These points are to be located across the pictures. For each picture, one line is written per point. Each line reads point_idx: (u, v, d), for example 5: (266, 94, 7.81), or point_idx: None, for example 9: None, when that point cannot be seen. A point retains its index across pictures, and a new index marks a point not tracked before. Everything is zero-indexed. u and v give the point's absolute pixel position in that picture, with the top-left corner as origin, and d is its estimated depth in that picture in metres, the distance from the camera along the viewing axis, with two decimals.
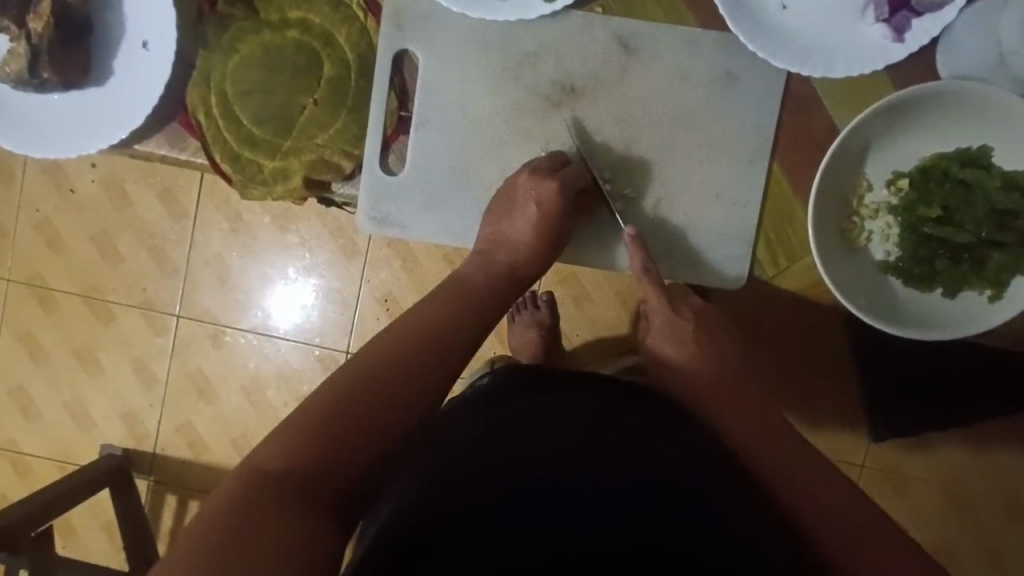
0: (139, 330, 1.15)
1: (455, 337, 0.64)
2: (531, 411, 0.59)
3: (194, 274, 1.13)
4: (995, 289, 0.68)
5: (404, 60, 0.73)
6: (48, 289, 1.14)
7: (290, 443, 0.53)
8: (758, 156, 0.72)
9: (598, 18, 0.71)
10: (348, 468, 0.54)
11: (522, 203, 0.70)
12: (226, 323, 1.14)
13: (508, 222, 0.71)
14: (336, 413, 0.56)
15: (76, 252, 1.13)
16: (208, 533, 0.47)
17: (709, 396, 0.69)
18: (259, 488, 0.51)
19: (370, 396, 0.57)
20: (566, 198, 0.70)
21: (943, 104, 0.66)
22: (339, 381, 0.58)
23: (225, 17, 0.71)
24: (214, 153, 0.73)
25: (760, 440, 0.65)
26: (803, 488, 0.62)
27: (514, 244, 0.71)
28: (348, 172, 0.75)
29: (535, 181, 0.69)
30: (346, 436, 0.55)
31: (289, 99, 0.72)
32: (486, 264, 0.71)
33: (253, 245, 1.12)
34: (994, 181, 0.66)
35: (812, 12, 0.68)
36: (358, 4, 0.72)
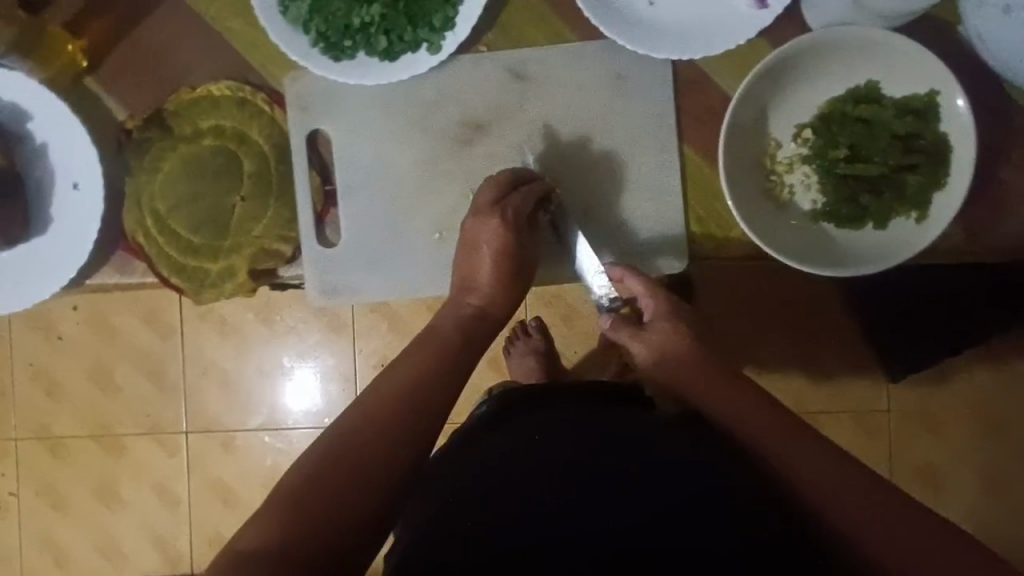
0: (153, 453, 1.16)
1: (438, 376, 0.61)
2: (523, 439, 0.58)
3: (193, 385, 1.15)
4: (920, 210, 0.69)
5: (318, 138, 0.77)
6: (58, 436, 1.16)
7: (280, 516, 0.49)
8: (667, 144, 0.75)
9: (485, 55, 0.75)
10: (342, 522, 0.50)
11: (473, 249, 0.70)
12: (235, 427, 1.15)
13: (471, 262, 0.70)
14: (330, 469, 0.52)
15: (77, 394, 1.15)
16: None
17: (682, 374, 0.63)
18: (249, 566, 0.46)
19: (363, 454, 0.53)
20: (519, 228, 0.70)
21: (819, 53, 0.69)
22: (340, 431, 0.55)
23: (142, 142, 0.75)
24: (161, 271, 0.75)
25: (743, 411, 0.57)
26: (806, 468, 0.52)
27: (478, 287, 0.69)
28: (289, 255, 0.77)
29: (479, 223, 0.69)
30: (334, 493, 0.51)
31: (217, 202, 0.75)
32: (451, 310, 0.68)
33: (245, 344, 1.14)
34: (887, 110, 0.69)
35: (677, 2, 0.72)
36: (261, 99, 0.75)
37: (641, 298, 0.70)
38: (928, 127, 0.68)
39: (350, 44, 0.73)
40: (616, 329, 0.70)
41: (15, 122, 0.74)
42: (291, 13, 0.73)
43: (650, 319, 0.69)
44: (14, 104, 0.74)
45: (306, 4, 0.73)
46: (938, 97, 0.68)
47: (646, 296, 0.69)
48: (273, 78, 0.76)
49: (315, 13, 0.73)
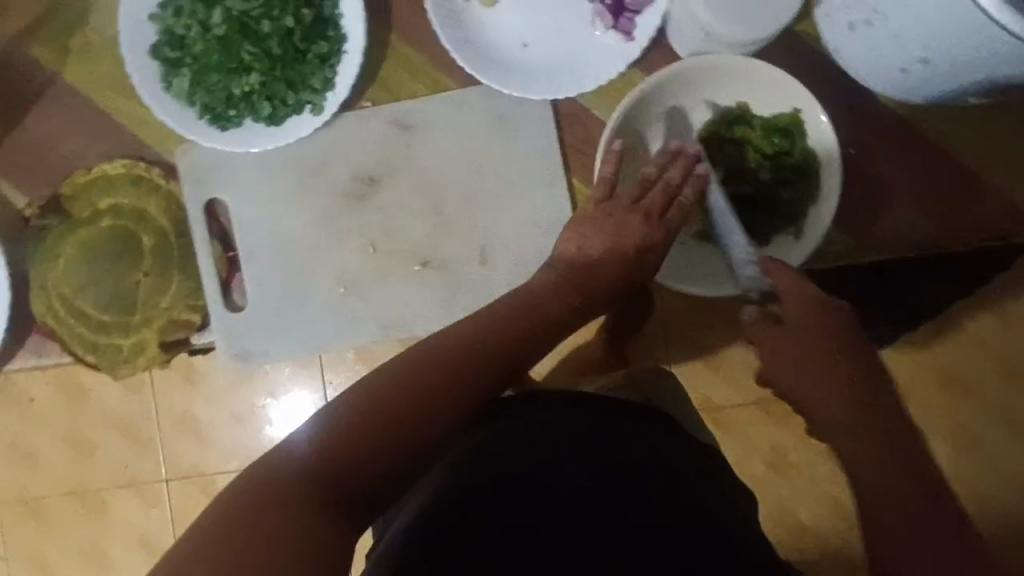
0: (135, 510, 0.94)
1: (527, 343, 0.54)
2: (558, 430, 0.55)
3: (167, 435, 0.94)
4: (796, 226, 0.71)
5: (216, 207, 0.78)
6: (37, 498, 0.94)
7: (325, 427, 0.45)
8: (555, 180, 0.77)
9: (368, 111, 0.77)
10: (349, 474, 0.44)
11: (600, 227, 0.61)
12: (215, 472, 0.96)
13: (584, 244, 0.61)
14: (374, 406, 0.46)
15: (44, 456, 0.93)
16: (189, 551, 0.37)
17: (780, 358, 0.56)
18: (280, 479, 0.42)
19: (379, 419, 0.45)
20: (655, 231, 0.62)
21: (685, 81, 0.71)
22: (403, 369, 0.48)
23: (41, 229, 0.76)
24: (76, 351, 0.77)
25: (814, 391, 0.54)
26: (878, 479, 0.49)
27: (585, 269, 0.60)
28: (200, 323, 0.78)
29: (609, 211, 0.62)
30: (344, 455, 0.44)
31: (123, 280, 0.76)
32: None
33: (204, 385, 0.93)
34: (756, 131, 0.71)
35: (548, 43, 0.75)
36: (155, 174, 0.77)
37: (781, 294, 0.57)
38: (795, 144, 0.70)
39: (235, 113, 0.75)
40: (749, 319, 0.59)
41: None
42: (174, 87, 0.74)
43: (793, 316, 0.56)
44: None
45: (188, 77, 0.74)
46: (801, 115, 0.70)
47: (786, 294, 0.57)
48: (167, 152, 0.78)
49: (198, 86, 0.74)
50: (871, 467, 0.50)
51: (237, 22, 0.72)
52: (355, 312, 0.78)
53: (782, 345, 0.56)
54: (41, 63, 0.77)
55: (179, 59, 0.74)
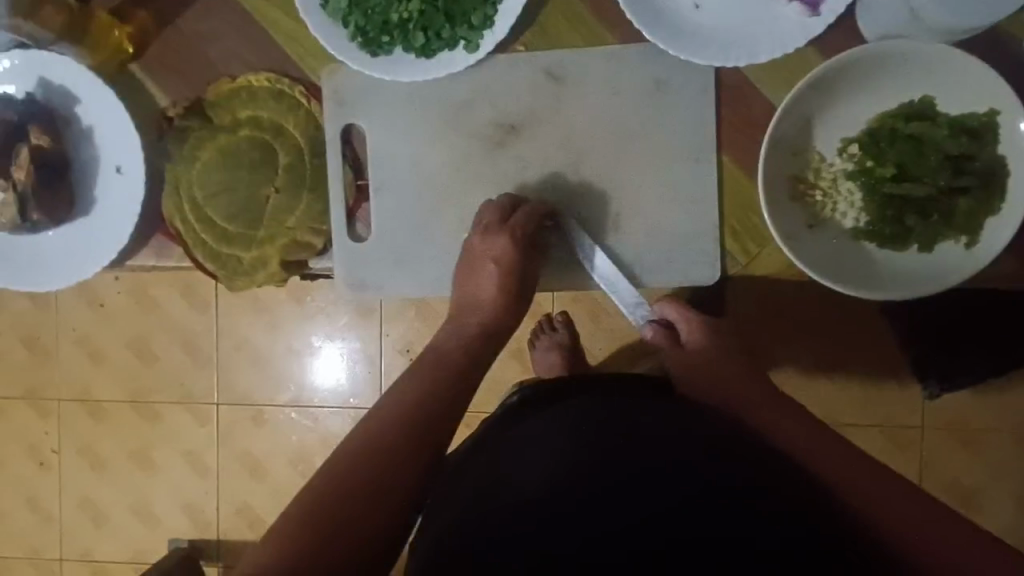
0: (186, 423, 1.11)
1: (444, 385, 0.66)
2: (583, 429, 0.55)
3: (226, 360, 1.10)
4: (969, 235, 0.66)
5: (353, 133, 0.77)
6: (96, 401, 1.12)
7: (355, 470, 0.58)
8: (705, 152, 0.73)
9: (522, 55, 0.74)
10: (373, 513, 0.56)
11: (481, 265, 0.73)
12: (264, 401, 1.10)
13: (471, 285, 0.74)
14: (370, 456, 0.59)
15: (119, 362, 1.11)
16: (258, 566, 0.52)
17: (702, 378, 0.71)
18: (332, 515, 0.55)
19: (377, 464, 0.58)
20: (522, 246, 0.73)
21: (868, 68, 0.67)
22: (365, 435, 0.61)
23: (182, 130, 0.76)
24: (198, 256, 0.77)
25: (729, 397, 0.68)
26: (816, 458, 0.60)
27: (483, 303, 0.74)
28: (320, 247, 0.78)
29: (488, 242, 0.72)
30: (373, 477, 0.58)
31: (252, 193, 0.75)
32: (457, 331, 0.73)
33: (276, 320, 1.09)
34: (940, 129, 0.65)
35: (723, 7, 0.70)
36: (299, 92, 0.76)
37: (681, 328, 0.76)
38: (982, 148, 0.65)
39: (387, 39, 0.73)
40: (658, 341, 0.76)
41: (62, 105, 0.76)
42: (330, 5, 0.73)
43: (690, 340, 0.75)
44: (63, 87, 0.76)
45: None
46: (997, 117, 0.64)
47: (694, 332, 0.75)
48: (311, 71, 0.77)
49: (355, 6, 0.72)
50: (820, 457, 0.60)
51: None
52: None
53: (698, 364, 0.72)
54: None
55: None
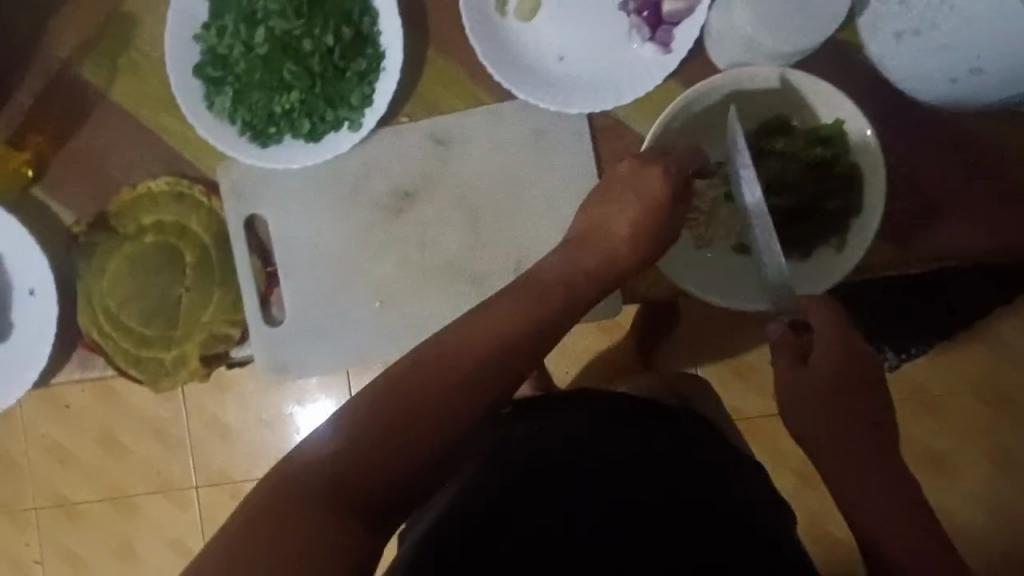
0: (166, 512, 1.10)
1: (515, 340, 0.58)
2: (599, 440, 0.61)
3: (200, 441, 1.09)
4: (839, 238, 0.69)
5: (257, 223, 0.79)
6: (74, 503, 1.10)
7: (371, 425, 0.51)
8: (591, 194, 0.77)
9: (405, 126, 0.77)
10: (380, 473, 0.50)
11: (624, 197, 0.68)
12: (242, 478, 1.09)
13: (606, 211, 0.69)
14: (390, 410, 0.52)
15: (88, 461, 1.09)
16: (222, 554, 0.43)
17: (817, 386, 0.67)
18: (328, 477, 0.48)
19: (402, 417, 0.52)
20: (674, 185, 0.68)
21: (724, 95, 0.70)
22: (396, 377, 0.54)
23: (87, 244, 0.77)
24: (119, 364, 0.78)
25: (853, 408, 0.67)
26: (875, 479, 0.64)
27: (613, 240, 0.68)
28: (239, 336, 0.80)
29: (636, 169, 0.68)
30: (389, 445, 0.51)
31: (165, 295, 0.78)
32: (565, 260, 0.66)
33: (243, 395, 1.09)
34: (799, 142, 0.69)
35: (585, 54, 0.75)
36: (198, 191, 0.78)
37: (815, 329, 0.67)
38: (840, 155, 0.68)
39: (275, 129, 0.76)
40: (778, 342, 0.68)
41: None
42: (217, 106, 0.76)
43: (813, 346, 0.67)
44: None
45: (231, 97, 0.76)
46: (844, 125, 0.68)
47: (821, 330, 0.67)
48: (208, 169, 0.79)
49: (241, 104, 0.76)
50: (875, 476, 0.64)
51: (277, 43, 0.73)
52: (389, 328, 0.79)
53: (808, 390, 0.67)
54: (88, 82, 0.78)
55: (222, 79, 0.76)
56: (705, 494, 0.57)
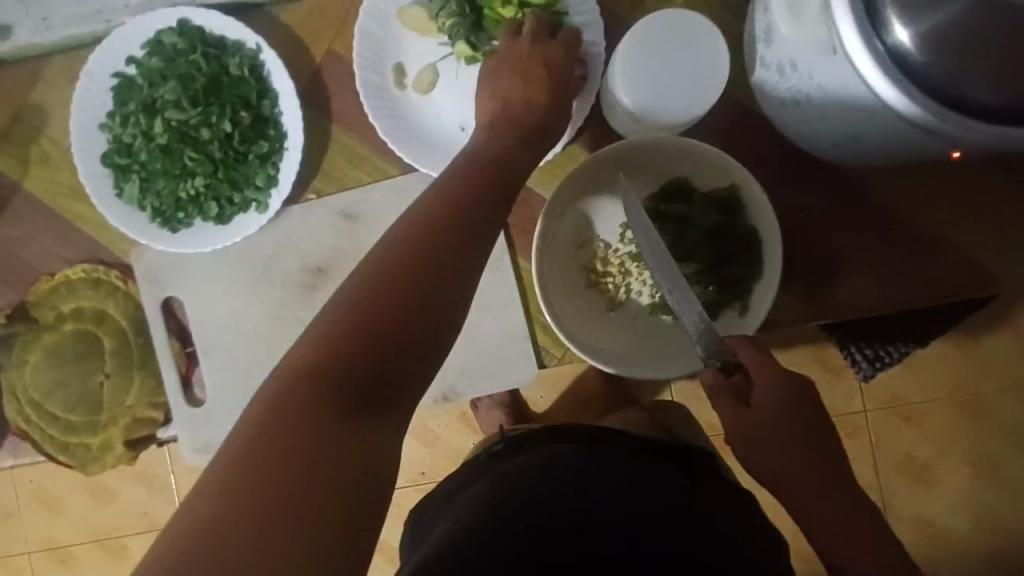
0: None
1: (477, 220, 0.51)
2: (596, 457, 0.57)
3: None
4: (742, 300, 0.69)
5: (174, 304, 0.80)
6: None
7: (338, 335, 0.42)
8: (500, 260, 0.78)
9: (314, 203, 0.78)
10: (361, 384, 0.42)
11: (530, 67, 0.64)
12: None
13: (516, 87, 0.62)
14: (376, 308, 0.44)
15: None
16: (210, 505, 0.35)
17: (766, 422, 0.59)
18: (309, 394, 0.40)
19: (381, 316, 0.43)
20: (564, 59, 0.66)
21: (621, 162, 0.71)
22: (374, 273, 0.45)
23: (9, 336, 0.79)
24: (47, 450, 0.79)
25: (797, 447, 0.59)
26: (831, 508, 0.58)
27: (520, 110, 0.61)
28: (162, 418, 0.80)
29: (536, 44, 0.65)
30: (377, 352, 0.43)
31: (88, 381, 0.79)
32: (495, 134, 0.60)
33: None
34: (696, 208, 0.70)
35: None
36: (114, 276, 0.79)
37: (746, 369, 0.59)
38: (735, 219, 0.69)
39: (184, 214, 0.76)
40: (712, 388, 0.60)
41: None
42: (125, 193, 0.76)
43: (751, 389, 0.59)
44: None
45: (138, 183, 0.76)
46: (738, 189, 0.69)
47: (753, 371, 0.59)
48: (124, 253, 0.80)
49: (148, 191, 0.76)
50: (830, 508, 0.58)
51: (178, 132, 0.73)
52: None
53: (753, 428, 0.59)
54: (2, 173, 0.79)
55: (128, 166, 0.76)
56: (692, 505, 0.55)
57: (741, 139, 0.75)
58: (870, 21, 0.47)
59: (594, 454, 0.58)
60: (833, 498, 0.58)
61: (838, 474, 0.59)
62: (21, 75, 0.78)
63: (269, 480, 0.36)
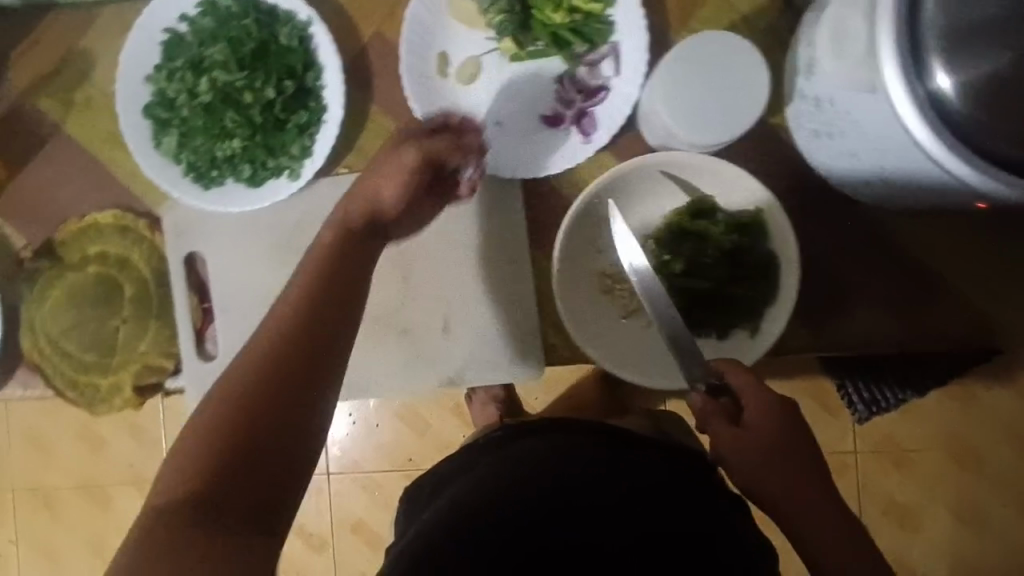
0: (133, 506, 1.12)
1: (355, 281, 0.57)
2: (562, 453, 0.57)
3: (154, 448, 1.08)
4: (753, 323, 0.70)
5: (195, 258, 0.82)
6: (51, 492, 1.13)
7: (252, 369, 0.51)
8: (521, 255, 0.78)
9: (345, 178, 0.79)
10: (262, 417, 0.50)
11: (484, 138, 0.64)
12: None
13: (389, 179, 0.59)
14: (259, 354, 0.52)
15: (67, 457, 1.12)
16: (159, 510, 0.46)
17: (756, 441, 0.61)
18: (232, 417, 0.49)
19: (262, 365, 0.52)
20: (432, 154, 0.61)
21: (653, 174, 0.72)
22: (280, 321, 0.54)
23: (34, 271, 0.81)
24: (56, 387, 0.81)
25: (785, 466, 0.61)
26: (821, 524, 0.59)
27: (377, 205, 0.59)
28: (173, 368, 0.82)
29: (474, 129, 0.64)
30: (277, 387, 0.51)
31: (105, 324, 0.81)
32: (374, 194, 0.59)
33: None
34: (718, 227, 0.70)
35: (521, 121, 0.76)
36: (142, 225, 0.81)
37: (739, 390, 0.62)
38: (758, 243, 0.70)
39: (217, 173, 0.79)
40: (704, 411, 0.62)
41: None
42: (162, 145, 0.78)
43: (746, 414, 0.62)
44: None
45: (177, 137, 0.78)
46: (765, 214, 0.69)
47: (745, 391, 0.62)
48: (155, 205, 0.82)
49: (185, 146, 0.78)
50: (818, 523, 0.59)
51: (222, 93, 0.76)
52: None
53: (745, 447, 0.61)
54: (46, 113, 0.81)
55: (169, 120, 0.78)
56: (662, 501, 0.56)
57: (776, 166, 0.75)
58: (915, 66, 0.48)
59: (558, 445, 0.58)
60: (822, 519, 0.59)
61: (829, 497, 0.60)
62: (76, 19, 0.80)
63: (212, 489, 0.47)
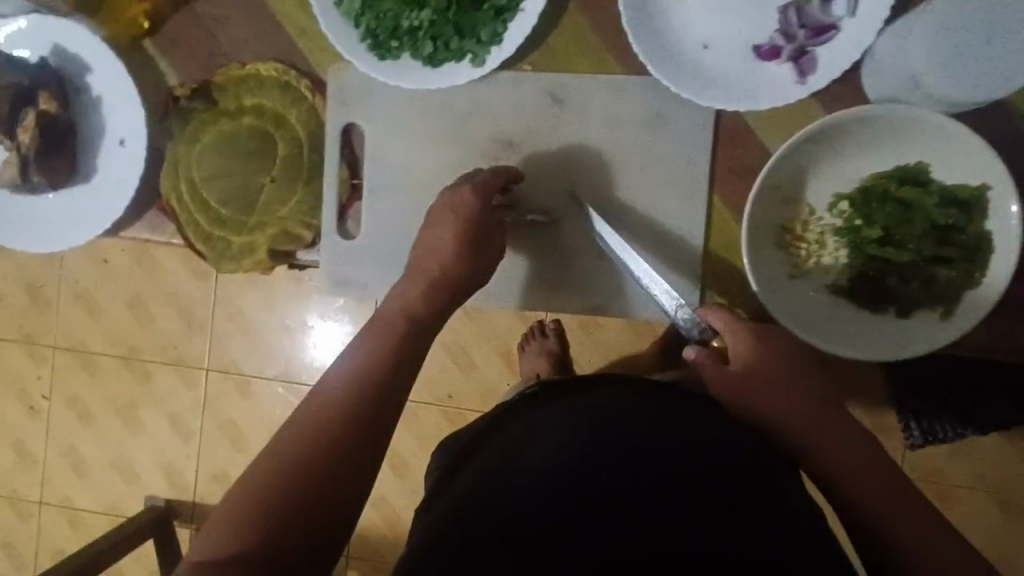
0: (174, 386, 1.03)
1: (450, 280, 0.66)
2: (627, 413, 0.49)
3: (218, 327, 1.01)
4: (945, 305, 0.67)
5: (353, 131, 0.78)
6: (90, 352, 1.04)
7: (361, 366, 0.57)
8: (697, 193, 0.73)
9: (528, 75, 0.75)
10: (349, 412, 0.54)
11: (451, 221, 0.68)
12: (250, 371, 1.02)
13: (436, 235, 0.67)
14: (371, 358, 0.58)
15: (112, 317, 1.02)
16: (250, 479, 0.49)
17: (778, 398, 0.56)
18: (323, 411, 0.53)
19: (382, 366, 0.58)
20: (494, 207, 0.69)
21: (869, 130, 0.67)
22: (385, 328, 0.61)
23: (186, 111, 0.78)
24: (188, 235, 0.78)
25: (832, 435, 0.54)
26: (897, 511, 0.50)
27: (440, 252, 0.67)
28: (309, 240, 0.79)
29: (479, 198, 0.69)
30: (360, 390, 0.55)
31: (248, 180, 0.77)
32: (435, 239, 0.67)
33: (273, 297, 1.00)
34: (930, 197, 0.66)
35: (730, 50, 0.71)
36: (304, 85, 0.77)
37: (726, 340, 0.60)
38: (971, 221, 0.65)
39: (397, 45, 0.73)
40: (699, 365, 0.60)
41: (72, 71, 0.79)
42: (345, 4, 0.73)
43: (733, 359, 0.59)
44: (75, 55, 0.78)
45: None
46: (988, 191, 0.64)
47: (752, 340, 0.59)
48: (321, 67, 0.78)
49: (369, 9, 0.72)
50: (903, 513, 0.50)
51: None
52: None
53: (765, 393, 0.57)
54: None
55: None
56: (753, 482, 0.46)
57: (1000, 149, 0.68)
58: None
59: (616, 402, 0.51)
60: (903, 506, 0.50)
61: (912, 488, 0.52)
62: None
63: (299, 471, 0.49)
